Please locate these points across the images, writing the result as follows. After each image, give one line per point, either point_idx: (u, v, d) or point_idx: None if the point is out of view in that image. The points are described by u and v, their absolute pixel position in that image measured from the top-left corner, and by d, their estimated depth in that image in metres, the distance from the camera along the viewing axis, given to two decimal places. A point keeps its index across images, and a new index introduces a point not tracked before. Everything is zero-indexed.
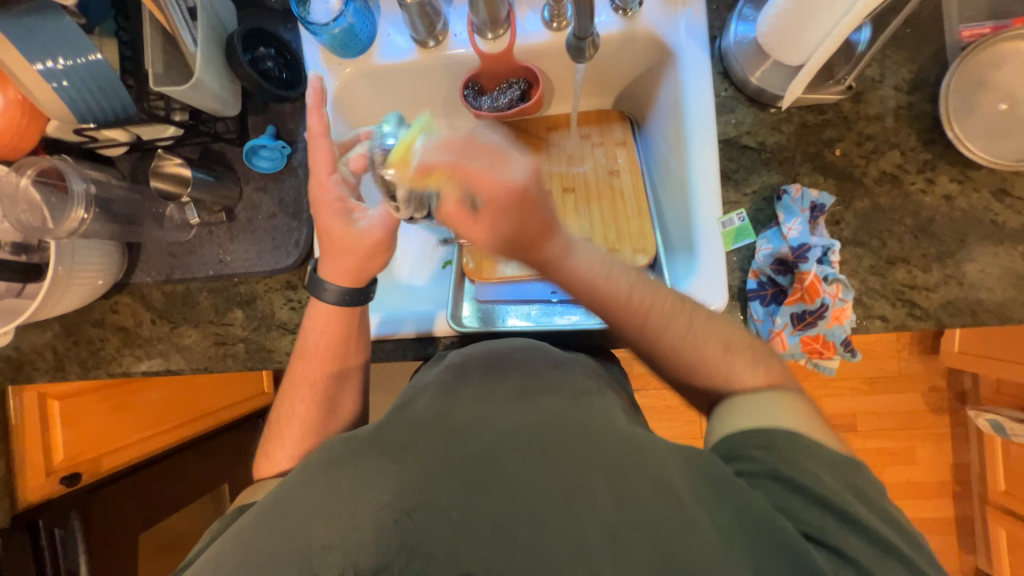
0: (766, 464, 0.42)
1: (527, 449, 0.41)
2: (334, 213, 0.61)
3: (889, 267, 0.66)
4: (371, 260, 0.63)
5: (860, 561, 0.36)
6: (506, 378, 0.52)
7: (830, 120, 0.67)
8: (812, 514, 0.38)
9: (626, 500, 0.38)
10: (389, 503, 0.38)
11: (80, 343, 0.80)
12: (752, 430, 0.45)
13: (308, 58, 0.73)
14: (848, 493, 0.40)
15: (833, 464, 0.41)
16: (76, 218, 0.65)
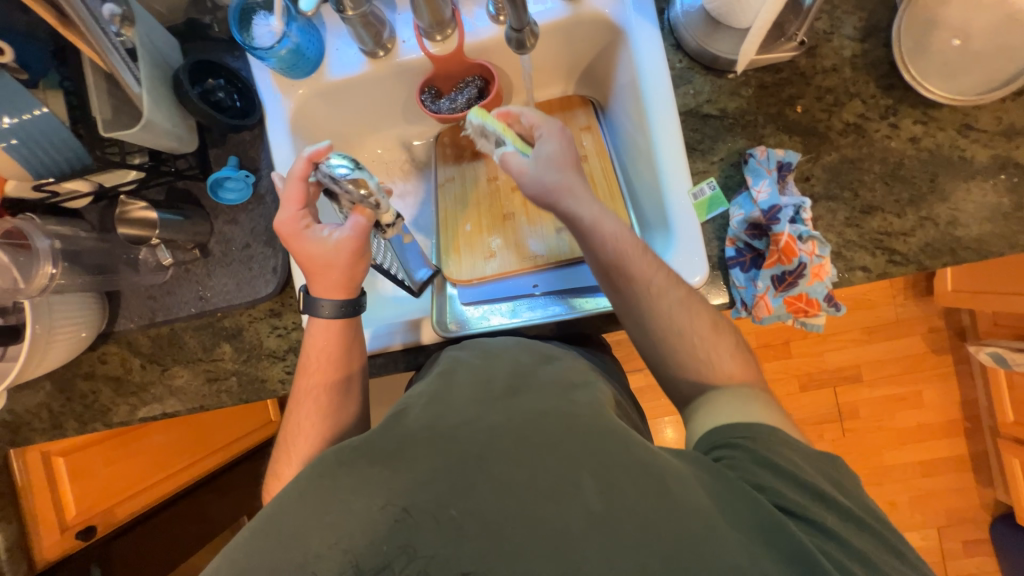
0: (747, 449, 0.46)
1: (513, 443, 0.43)
2: (306, 240, 0.61)
3: (864, 216, 0.66)
4: (355, 267, 0.62)
5: (831, 529, 0.40)
6: (493, 373, 0.54)
7: (788, 78, 0.67)
8: (792, 491, 0.42)
9: (609, 487, 0.40)
10: (384, 508, 0.39)
11: (74, 398, 0.80)
12: (735, 424, 0.49)
13: (260, 84, 0.72)
14: (822, 477, 0.45)
15: (806, 454, 0.46)
16: (45, 274, 0.64)
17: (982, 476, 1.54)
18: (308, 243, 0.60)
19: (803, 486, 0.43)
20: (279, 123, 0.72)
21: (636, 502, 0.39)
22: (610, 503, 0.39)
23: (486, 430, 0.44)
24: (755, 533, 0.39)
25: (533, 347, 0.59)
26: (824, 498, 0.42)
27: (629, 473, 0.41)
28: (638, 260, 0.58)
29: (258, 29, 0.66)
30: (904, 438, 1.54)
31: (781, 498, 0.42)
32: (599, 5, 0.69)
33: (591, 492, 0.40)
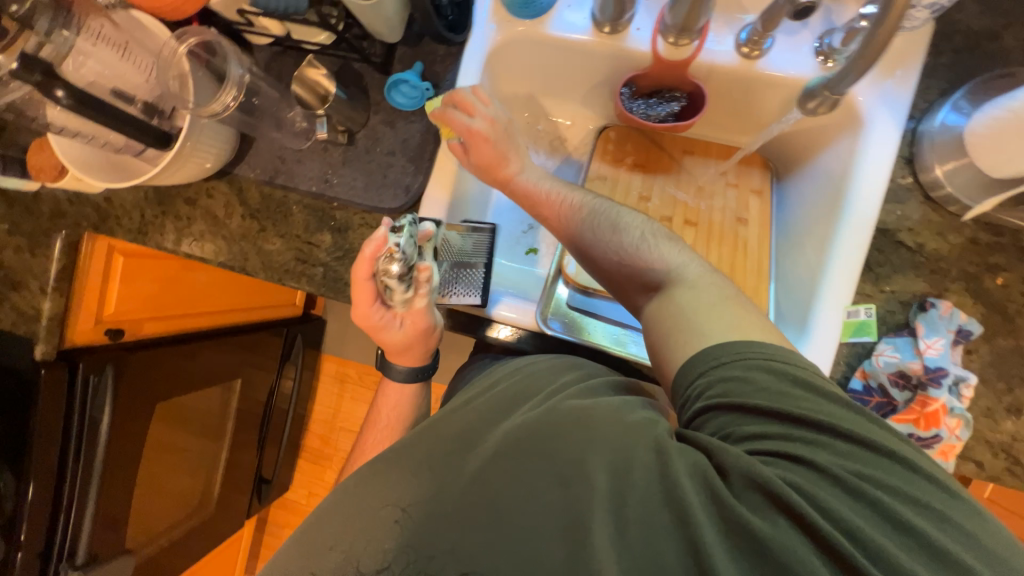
0: (711, 392, 0.46)
1: (533, 448, 0.45)
2: (381, 326, 0.63)
3: (1006, 415, 0.61)
4: (427, 339, 0.66)
5: (815, 467, 0.41)
6: (533, 381, 0.56)
7: (1002, 245, 0.62)
8: (767, 436, 0.43)
9: (615, 494, 0.42)
10: (393, 505, 0.45)
11: (168, 215, 0.81)
12: (691, 365, 0.48)
13: (479, 6, 0.69)
14: (778, 388, 0.44)
15: (756, 366, 0.45)
16: (222, 102, 0.62)
17: None
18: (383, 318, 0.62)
19: (772, 415, 0.43)
20: (479, 51, 0.69)
21: (636, 492, 0.41)
22: (621, 500, 0.41)
23: (512, 438, 0.47)
24: (737, 490, 0.40)
25: (577, 363, 0.59)
26: (794, 419, 0.43)
27: (626, 462, 0.43)
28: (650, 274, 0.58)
29: None
30: None
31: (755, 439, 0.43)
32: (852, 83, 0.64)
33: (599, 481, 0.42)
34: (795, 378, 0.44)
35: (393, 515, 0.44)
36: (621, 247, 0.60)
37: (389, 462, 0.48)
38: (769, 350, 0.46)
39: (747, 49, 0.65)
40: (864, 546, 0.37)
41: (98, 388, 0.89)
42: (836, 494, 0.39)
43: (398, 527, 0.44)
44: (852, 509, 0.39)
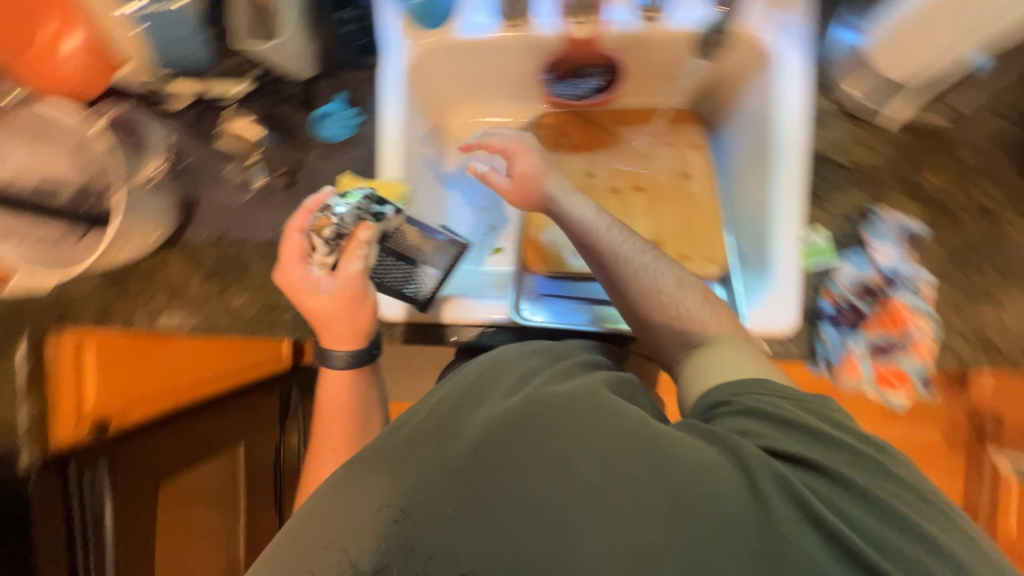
0: (740, 405, 0.50)
1: (513, 433, 0.42)
2: (303, 291, 0.61)
3: (976, 306, 0.61)
4: (357, 312, 0.62)
5: (819, 467, 0.43)
6: (505, 371, 0.53)
7: (931, 146, 0.64)
8: (779, 436, 0.46)
9: (613, 468, 0.40)
10: (390, 503, 0.39)
11: (127, 295, 0.79)
12: (721, 387, 0.53)
13: (385, 25, 0.70)
14: (808, 414, 0.48)
15: (792, 398, 0.50)
16: (152, 166, 0.66)
17: None
18: (303, 284, 0.61)
19: (786, 424, 0.47)
20: (395, 69, 0.70)
21: (637, 471, 0.40)
22: (608, 475, 0.39)
23: (492, 422, 0.44)
24: (767, 478, 0.41)
25: (544, 349, 0.57)
26: (806, 429, 0.46)
27: (618, 444, 0.41)
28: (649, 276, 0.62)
29: None
30: None
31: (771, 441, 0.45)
32: (751, 25, 0.66)
33: (584, 460, 0.40)
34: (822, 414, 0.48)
35: (391, 514, 0.39)
36: (585, 226, 0.64)
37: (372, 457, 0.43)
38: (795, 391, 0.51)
39: (649, 14, 0.67)
40: (879, 547, 0.38)
41: (94, 480, 0.91)
42: (847, 496, 0.41)
43: (398, 529, 0.38)
44: (858, 508, 0.41)
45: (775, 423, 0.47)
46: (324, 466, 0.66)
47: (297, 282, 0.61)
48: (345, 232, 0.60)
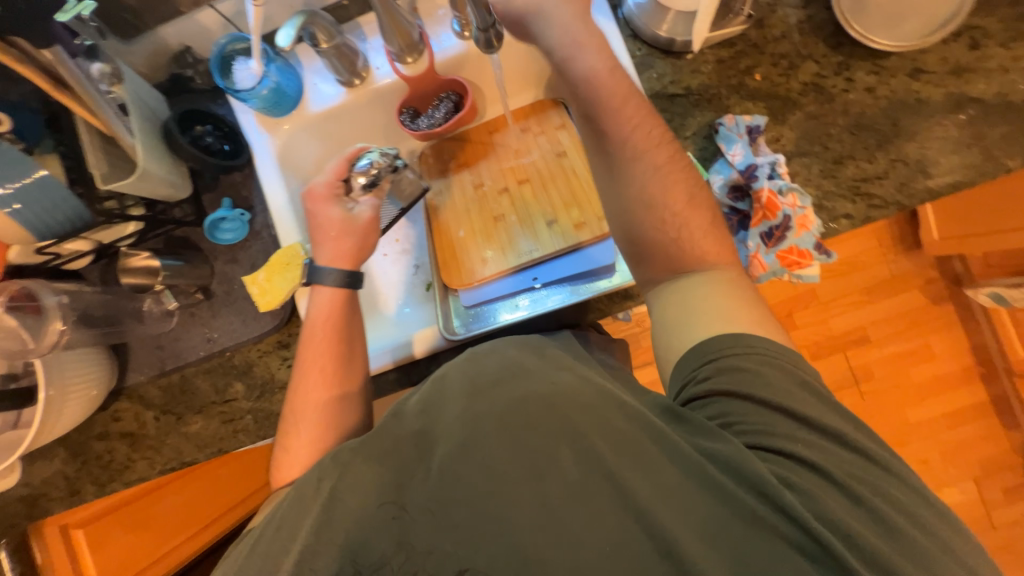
0: (717, 382, 0.47)
1: (500, 432, 0.44)
2: (327, 204, 0.68)
3: (838, 167, 0.68)
4: (368, 241, 0.69)
5: (793, 452, 0.43)
6: (482, 365, 0.51)
7: (743, 51, 0.71)
8: (759, 417, 0.45)
9: (587, 458, 0.42)
10: (388, 500, 0.43)
11: (89, 461, 0.79)
12: (703, 349, 0.50)
13: (244, 126, 0.75)
14: (791, 389, 0.46)
15: (780, 369, 0.47)
16: (55, 332, 0.66)
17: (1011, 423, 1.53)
18: (329, 209, 0.68)
19: (771, 410, 0.45)
20: (267, 159, 0.75)
21: (610, 461, 0.42)
22: (589, 471, 0.42)
23: (475, 417, 0.45)
24: (725, 472, 0.42)
25: (528, 341, 0.54)
26: (786, 412, 0.44)
27: (602, 435, 0.43)
28: (616, 116, 0.57)
29: (238, 73, 0.69)
30: (923, 393, 1.53)
31: (749, 432, 0.44)
32: None
33: (568, 463, 0.42)
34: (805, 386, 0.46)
35: (390, 512, 0.42)
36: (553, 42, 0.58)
37: (354, 453, 0.46)
38: (776, 347, 0.49)
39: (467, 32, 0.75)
40: (843, 532, 0.39)
41: None
42: (821, 491, 0.41)
43: (399, 524, 0.42)
44: (830, 499, 0.40)
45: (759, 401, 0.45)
46: (294, 471, 0.59)
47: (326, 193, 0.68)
48: (378, 178, 0.70)
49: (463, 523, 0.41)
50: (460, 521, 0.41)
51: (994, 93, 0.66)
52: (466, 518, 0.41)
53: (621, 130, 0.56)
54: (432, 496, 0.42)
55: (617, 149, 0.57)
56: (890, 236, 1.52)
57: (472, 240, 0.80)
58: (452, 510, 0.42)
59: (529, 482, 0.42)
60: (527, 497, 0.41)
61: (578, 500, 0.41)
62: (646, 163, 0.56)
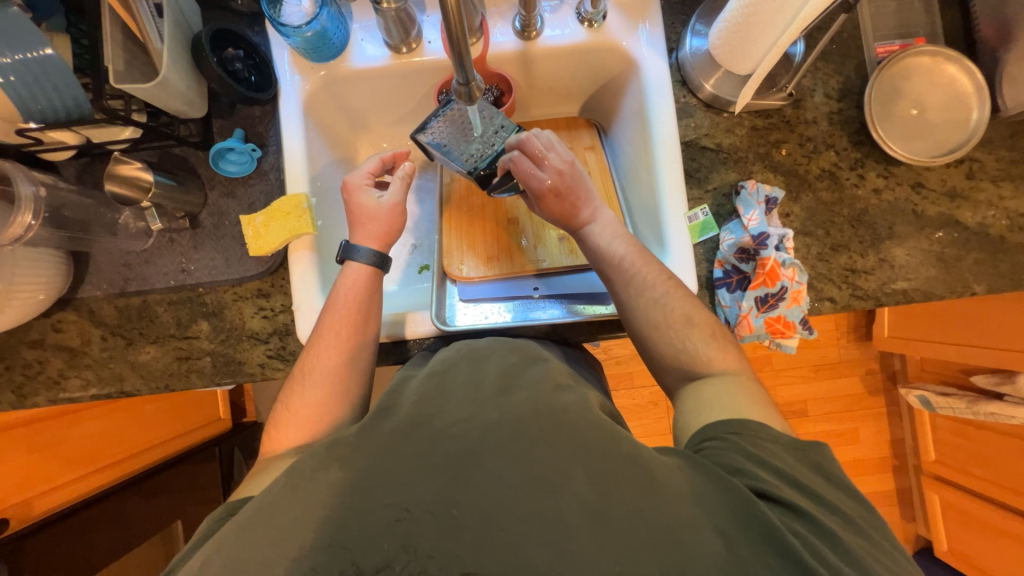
0: (737, 446, 0.49)
1: (511, 439, 0.45)
2: (361, 192, 0.69)
3: (833, 253, 0.73)
4: (395, 223, 0.70)
5: (795, 503, 0.44)
6: (484, 368, 0.55)
7: (775, 123, 0.75)
8: (769, 478, 0.46)
9: (598, 479, 0.43)
10: (392, 503, 0.41)
11: (14, 368, 0.72)
12: (729, 423, 0.52)
13: (278, 61, 0.73)
14: (800, 463, 0.48)
15: (795, 450, 0.49)
16: (21, 224, 0.59)
17: (907, 513, 1.68)
18: (363, 197, 0.69)
19: (777, 472, 0.46)
20: (293, 101, 0.72)
21: (626, 494, 0.42)
22: (599, 491, 0.42)
23: (481, 427, 0.46)
24: (735, 521, 0.42)
25: (520, 346, 0.59)
26: (796, 482, 0.46)
27: (619, 466, 0.44)
28: (622, 272, 0.66)
29: (287, 8, 0.67)
30: None
31: (756, 481, 0.45)
32: (616, 34, 0.75)
33: (580, 479, 0.43)
34: (810, 464, 0.48)
35: (391, 515, 0.40)
36: (590, 209, 0.70)
37: (353, 448, 0.45)
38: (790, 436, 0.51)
39: (526, 33, 0.74)
40: None
41: None
42: (820, 541, 0.42)
43: (401, 527, 0.40)
44: (827, 551, 0.41)
45: (781, 474, 0.46)
46: (285, 437, 0.58)
47: (361, 184, 0.70)
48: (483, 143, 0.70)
49: (471, 526, 0.40)
50: (467, 528, 0.40)
51: (977, 222, 0.73)
52: (475, 524, 0.40)
53: (626, 281, 0.65)
54: (435, 495, 0.41)
55: (626, 295, 0.65)
56: (847, 323, 1.63)
57: (482, 238, 0.80)
58: (460, 508, 0.41)
59: (542, 497, 0.41)
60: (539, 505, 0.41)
61: (590, 523, 0.41)
62: (636, 289, 0.64)
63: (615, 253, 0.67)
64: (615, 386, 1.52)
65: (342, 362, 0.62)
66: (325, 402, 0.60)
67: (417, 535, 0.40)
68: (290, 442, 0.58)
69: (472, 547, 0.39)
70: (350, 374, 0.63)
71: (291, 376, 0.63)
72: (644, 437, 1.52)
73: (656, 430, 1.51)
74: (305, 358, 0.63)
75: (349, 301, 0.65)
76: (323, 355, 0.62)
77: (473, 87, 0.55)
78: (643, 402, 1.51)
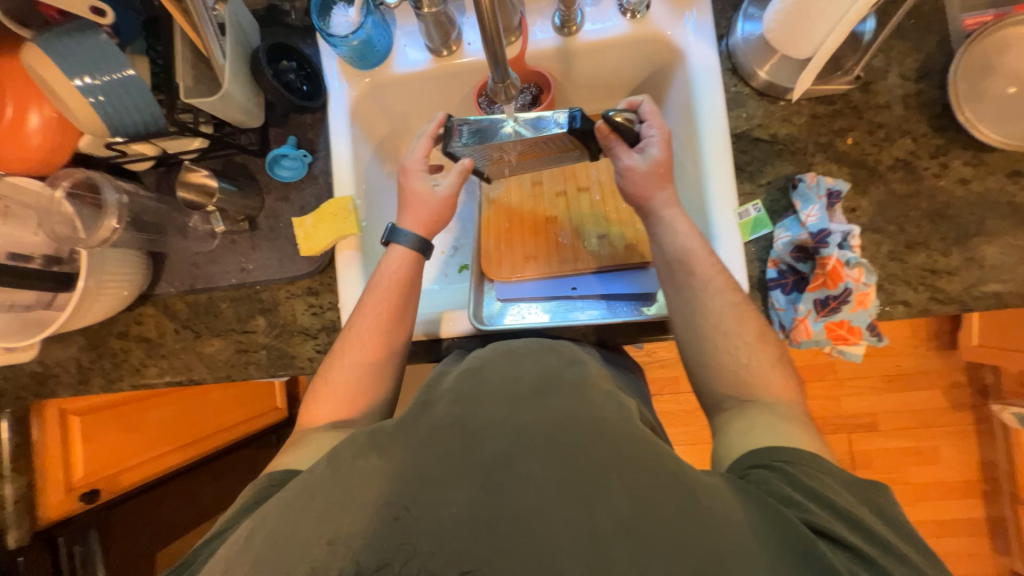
0: (790, 478, 0.47)
1: (547, 446, 0.43)
2: (417, 176, 0.69)
3: (909, 252, 0.66)
4: (443, 214, 0.70)
5: (856, 548, 0.41)
6: (522, 369, 0.52)
7: (840, 110, 0.69)
8: (829, 519, 0.43)
9: (640, 496, 0.41)
10: (420, 493, 0.42)
11: (104, 355, 0.80)
12: (778, 452, 0.49)
13: (327, 71, 0.76)
14: (858, 501, 0.46)
15: (853, 487, 0.47)
16: (108, 228, 0.67)
17: (1001, 546, 1.48)
18: (418, 182, 0.69)
19: (835, 510, 0.44)
20: (340, 108, 0.76)
21: (666, 512, 0.40)
22: (640, 510, 0.40)
23: (517, 430, 0.45)
24: (791, 557, 0.40)
25: (555, 347, 0.57)
26: (857, 524, 0.43)
27: (662, 487, 0.42)
28: (703, 260, 0.62)
29: (336, 19, 0.70)
30: (919, 494, 1.49)
31: (809, 515, 0.43)
32: (660, 24, 0.72)
33: (619, 495, 0.41)
34: (872, 507, 0.46)
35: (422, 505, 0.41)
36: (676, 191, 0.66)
37: (385, 442, 0.47)
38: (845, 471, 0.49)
39: (566, 29, 0.73)
40: None
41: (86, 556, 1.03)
42: None
43: (429, 517, 0.41)
44: None
45: (842, 514, 0.44)
46: (324, 412, 0.63)
47: (418, 167, 0.69)
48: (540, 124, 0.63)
49: (506, 533, 0.40)
50: (501, 535, 0.40)
51: None
52: (507, 531, 0.40)
53: (704, 272, 0.62)
54: (466, 495, 0.42)
55: (697, 287, 0.61)
56: (927, 329, 1.47)
57: (519, 238, 0.80)
58: (490, 510, 0.41)
59: (577, 509, 0.40)
60: (572, 518, 0.40)
61: (626, 538, 0.39)
62: (696, 301, 0.62)
63: (687, 247, 0.63)
64: (659, 390, 1.47)
65: (379, 345, 0.65)
66: (362, 379, 0.64)
67: (443, 531, 0.40)
68: (324, 417, 0.63)
69: (497, 549, 0.39)
70: (387, 356, 0.65)
71: (330, 351, 0.67)
72: (690, 444, 1.45)
73: (702, 438, 1.44)
74: (344, 335, 0.66)
75: (390, 284, 0.67)
76: (360, 334, 0.65)
77: (511, 85, 0.54)
78: (689, 408, 1.44)
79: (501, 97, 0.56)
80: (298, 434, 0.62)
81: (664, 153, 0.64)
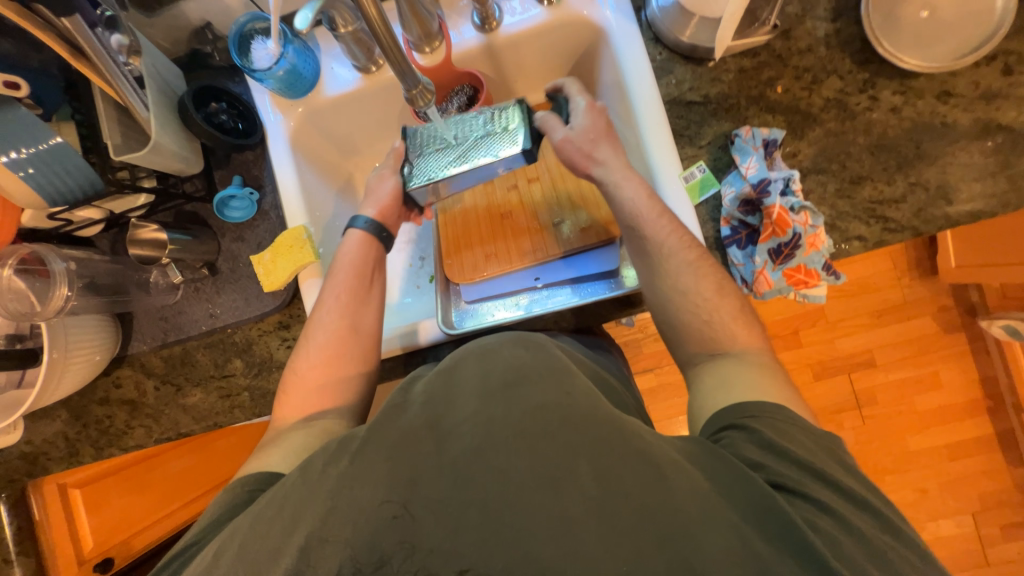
0: (760, 436, 0.47)
1: (515, 438, 0.43)
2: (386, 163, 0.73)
3: (855, 187, 0.67)
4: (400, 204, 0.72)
5: (821, 500, 0.42)
6: (492, 362, 0.51)
7: (766, 61, 0.70)
8: (796, 477, 0.44)
9: (605, 474, 0.41)
10: (390, 503, 0.42)
11: (90, 424, 0.80)
12: (742, 410, 0.50)
13: (260, 105, 0.76)
14: (829, 460, 0.46)
15: (822, 443, 0.47)
16: (60, 297, 0.67)
17: (1012, 457, 1.48)
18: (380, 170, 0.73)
19: (811, 475, 0.44)
20: (279, 141, 0.76)
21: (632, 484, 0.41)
22: (607, 487, 0.41)
23: (484, 423, 0.45)
24: (752, 521, 0.41)
25: (528, 336, 0.55)
26: (824, 479, 0.44)
27: (628, 462, 0.42)
28: (674, 243, 0.61)
29: (256, 53, 0.70)
30: (927, 422, 1.50)
31: (775, 476, 0.44)
32: (578, 7, 0.72)
33: (586, 477, 0.41)
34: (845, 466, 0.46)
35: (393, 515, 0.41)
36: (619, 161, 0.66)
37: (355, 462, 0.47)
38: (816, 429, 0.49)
39: (487, 26, 0.73)
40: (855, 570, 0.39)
41: None
42: (841, 533, 0.41)
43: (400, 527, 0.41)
44: (846, 539, 0.40)
45: (812, 471, 0.44)
46: (300, 403, 0.63)
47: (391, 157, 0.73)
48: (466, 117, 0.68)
49: (475, 525, 0.40)
50: (469, 526, 0.40)
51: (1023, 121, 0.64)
52: (477, 524, 0.40)
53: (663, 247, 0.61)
54: (435, 502, 0.42)
55: (673, 270, 0.61)
56: (906, 260, 1.49)
57: (478, 239, 0.80)
58: (461, 513, 0.41)
59: (545, 494, 0.41)
60: (540, 506, 0.40)
61: (594, 516, 0.40)
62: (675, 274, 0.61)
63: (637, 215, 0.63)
64: (657, 364, 1.47)
65: (343, 326, 0.66)
66: (332, 364, 0.64)
67: (409, 524, 0.41)
68: (302, 405, 0.62)
69: (468, 551, 0.40)
70: (357, 338, 0.66)
71: (298, 344, 0.67)
72: None
73: None
74: (310, 323, 0.67)
75: (349, 267, 0.69)
76: (324, 301, 0.67)
77: (424, 91, 0.55)
78: None
79: (420, 103, 0.56)
80: (276, 433, 0.61)
81: (590, 116, 0.67)
